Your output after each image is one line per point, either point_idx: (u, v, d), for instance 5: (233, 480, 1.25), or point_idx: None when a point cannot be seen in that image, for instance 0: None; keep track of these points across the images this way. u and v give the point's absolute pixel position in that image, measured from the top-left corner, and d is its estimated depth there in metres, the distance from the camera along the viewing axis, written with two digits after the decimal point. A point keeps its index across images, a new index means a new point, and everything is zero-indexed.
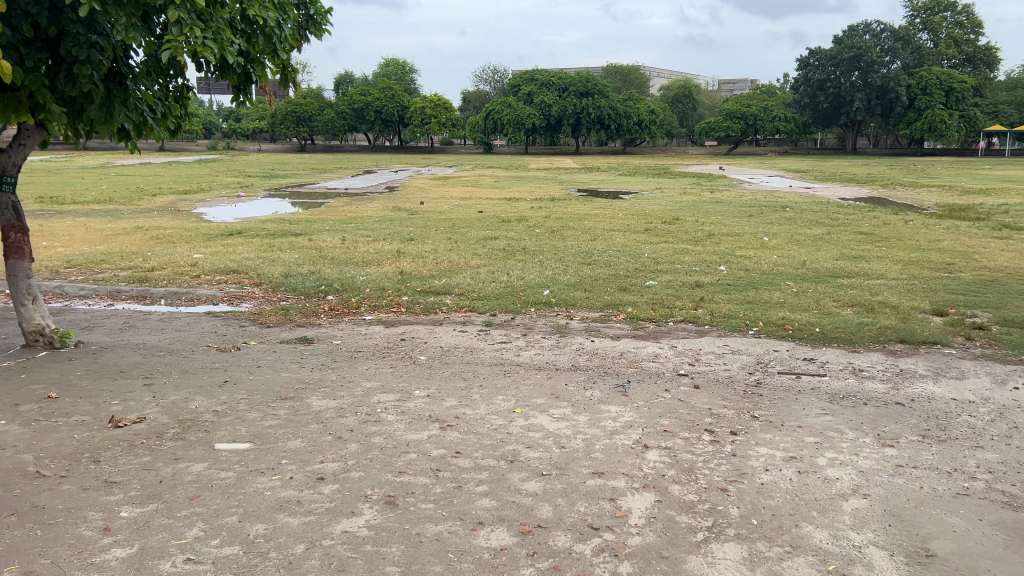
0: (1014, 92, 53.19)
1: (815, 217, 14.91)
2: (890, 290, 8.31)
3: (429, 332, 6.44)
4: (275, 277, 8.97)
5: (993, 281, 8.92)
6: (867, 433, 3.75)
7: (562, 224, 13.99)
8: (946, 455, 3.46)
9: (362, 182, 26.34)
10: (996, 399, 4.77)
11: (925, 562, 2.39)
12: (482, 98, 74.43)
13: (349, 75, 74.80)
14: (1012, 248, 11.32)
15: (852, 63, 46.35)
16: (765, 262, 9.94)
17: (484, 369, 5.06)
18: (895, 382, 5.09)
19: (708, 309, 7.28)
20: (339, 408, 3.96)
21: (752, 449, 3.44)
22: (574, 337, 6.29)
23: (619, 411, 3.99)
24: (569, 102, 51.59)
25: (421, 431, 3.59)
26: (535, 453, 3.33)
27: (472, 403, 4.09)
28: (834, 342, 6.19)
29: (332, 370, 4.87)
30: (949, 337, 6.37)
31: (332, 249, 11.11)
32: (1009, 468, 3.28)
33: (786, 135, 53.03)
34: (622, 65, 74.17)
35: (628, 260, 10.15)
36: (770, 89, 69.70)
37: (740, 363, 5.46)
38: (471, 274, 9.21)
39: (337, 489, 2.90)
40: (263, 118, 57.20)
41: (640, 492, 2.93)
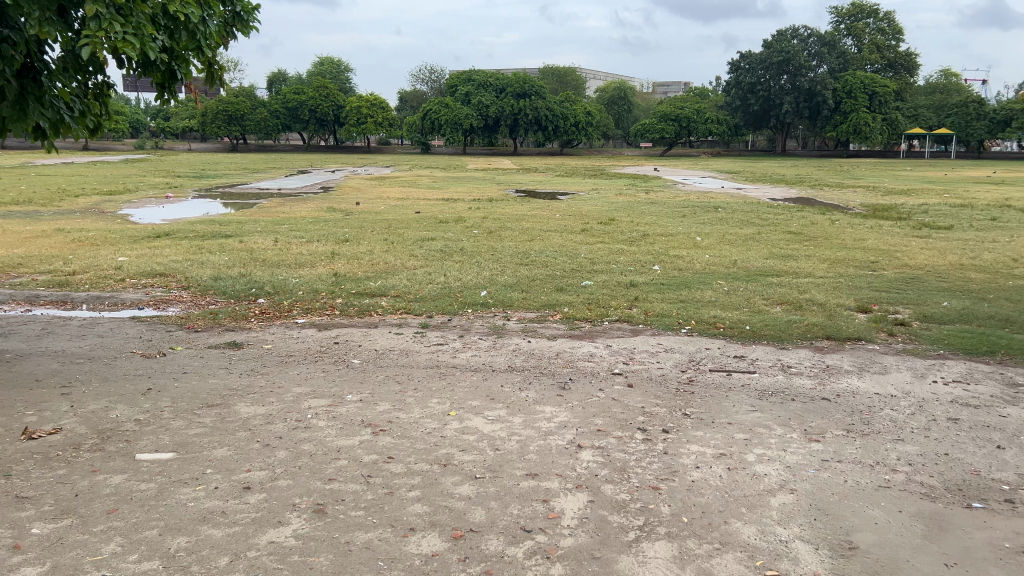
0: (932, 97, 55.41)
1: (746, 217, 15.24)
2: (818, 288, 8.55)
3: (363, 334, 6.36)
4: (204, 280, 8.74)
5: (914, 278, 9.26)
6: (794, 429, 3.83)
7: (499, 225, 14.00)
8: (868, 449, 3.57)
9: (296, 182, 25.92)
10: (917, 392, 4.94)
11: (848, 554, 2.44)
12: (419, 98, 74.00)
13: (283, 73, 73.51)
14: (932, 246, 11.76)
15: (781, 66, 47.58)
16: (698, 262, 10.11)
17: (419, 372, 5.02)
18: (821, 378, 5.23)
19: (642, 308, 7.37)
20: (268, 414, 3.87)
21: (683, 446, 3.48)
22: (510, 337, 6.29)
23: (554, 411, 3.99)
24: (506, 103, 51.70)
25: (353, 436, 3.53)
26: (469, 456, 3.30)
27: (406, 406, 4.04)
28: (764, 339, 6.33)
29: (262, 376, 4.76)
30: (872, 334, 6.59)
31: (264, 251, 10.88)
32: (927, 461, 3.40)
33: (719, 137, 54.14)
34: (559, 67, 74.68)
35: (564, 260, 10.20)
36: (702, 91, 71.09)
37: (674, 362, 5.54)
38: (407, 275, 9.14)
39: (265, 498, 2.83)
40: (193, 117, 55.80)
41: (573, 492, 2.93)
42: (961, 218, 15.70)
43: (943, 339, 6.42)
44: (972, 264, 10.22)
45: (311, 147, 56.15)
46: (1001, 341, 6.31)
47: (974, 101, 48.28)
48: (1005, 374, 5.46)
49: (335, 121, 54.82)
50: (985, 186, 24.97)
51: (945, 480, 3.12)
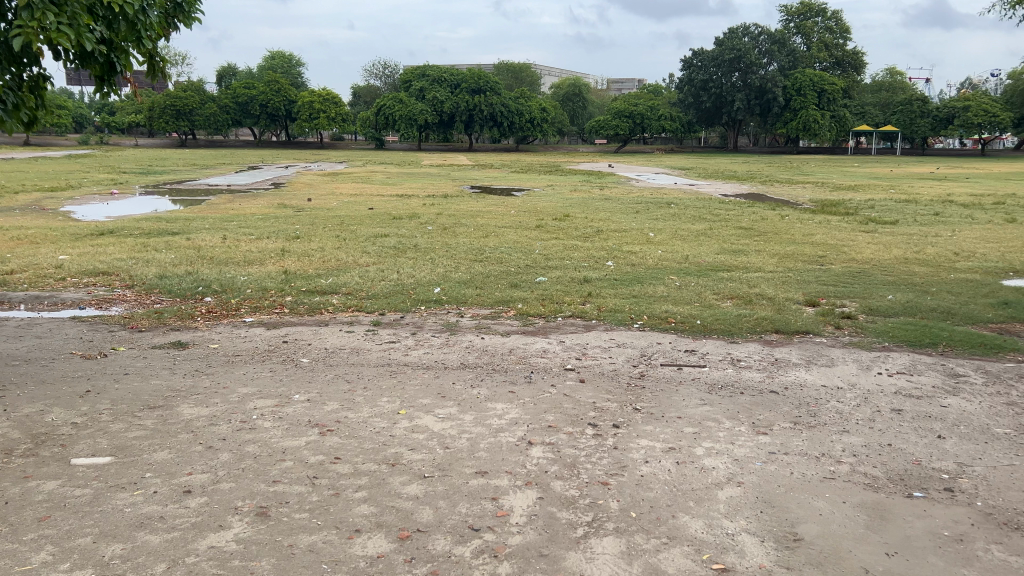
0: (878, 95, 56.72)
1: (699, 213, 15.40)
2: (767, 283, 8.67)
3: (313, 333, 6.26)
4: (149, 278, 8.53)
5: (860, 272, 9.45)
6: (742, 422, 3.87)
7: (453, 221, 13.93)
8: (814, 441, 3.61)
9: (247, 178, 25.49)
10: (862, 384, 5.04)
11: (793, 546, 2.46)
12: (373, 93, 73.33)
13: (233, 67, 72.21)
14: (878, 241, 12.02)
15: (733, 64, 48.19)
16: (651, 257, 10.19)
17: (369, 370, 4.95)
18: (770, 371, 5.30)
19: (595, 304, 7.39)
20: (212, 416, 3.79)
21: (633, 441, 3.49)
22: (463, 334, 6.26)
23: (504, 408, 3.97)
24: (461, 99, 51.53)
25: (300, 437, 3.46)
26: (418, 455, 3.26)
27: (355, 405, 3.98)
28: (714, 333, 6.39)
29: (207, 377, 4.66)
30: (820, 327, 6.70)
31: (212, 248, 10.66)
32: (871, 451, 3.45)
33: (672, 134, 54.70)
34: (514, 63, 74.66)
35: (518, 256, 10.19)
36: (655, 88, 71.69)
37: (625, 356, 5.56)
38: (359, 272, 9.03)
39: (205, 502, 2.75)
40: (140, 112, 54.52)
41: (522, 489, 2.91)
42: (905, 213, 16.09)
43: (888, 332, 6.56)
44: (916, 258, 10.48)
45: (262, 143, 55.29)
46: (943, 333, 6.47)
47: (918, 99, 49.55)
48: (947, 365, 5.60)
49: (287, 116, 54.04)
50: (928, 181, 25.64)
51: (888, 470, 3.17)
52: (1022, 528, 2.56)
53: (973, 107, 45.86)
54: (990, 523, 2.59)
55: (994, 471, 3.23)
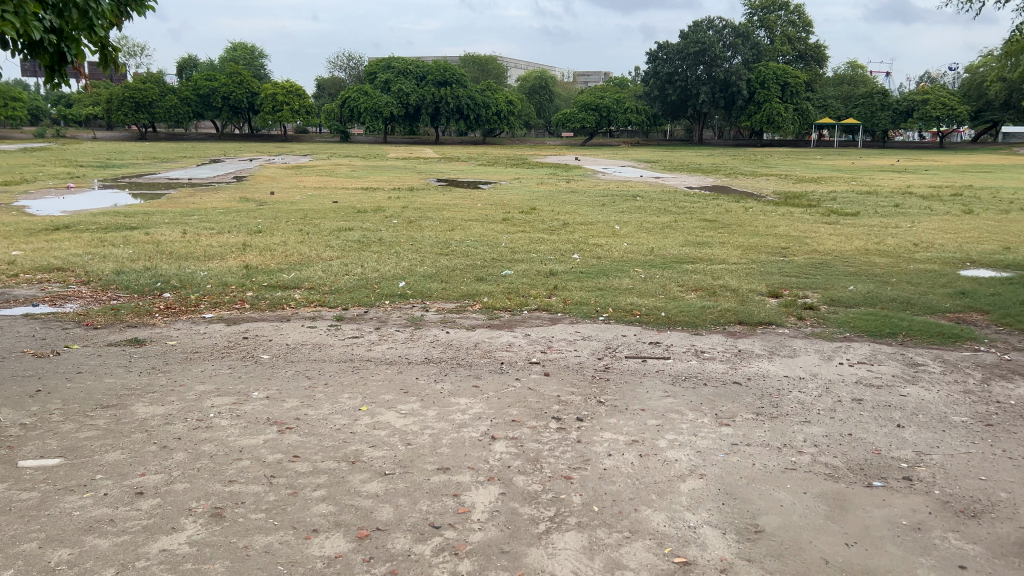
0: (840, 89, 57.48)
1: (664, 205, 15.47)
2: (731, 275, 8.73)
3: (274, 329, 6.17)
4: (106, 274, 8.35)
5: (822, 263, 9.56)
6: (705, 414, 3.88)
7: (419, 214, 13.83)
8: (776, 432, 3.63)
9: (208, 172, 25.07)
10: (824, 375, 5.09)
11: (754, 538, 2.46)
12: (338, 85, 72.60)
13: (194, 58, 71.00)
14: (840, 232, 12.17)
15: (698, 57, 48.46)
16: (616, 250, 10.21)
17: (331, 366, 4.88)
18: (733, 362, 5.33)
19: (561, 297, 7.38)
20: (167, 415, 3.70)
21: (596, 434, 3.47)
22: (427, 328, 6.20)
23: (468, 402, 3.93)
24: (427, 91, 51.19)
25: (257, 436, 3.39)
26: (379, 451, 3.21)
27: (315, 402, 3.92)
28: (678, 325, 6.42)
29: (163, 374, 4.55)
30: (782, 318, 6.76)
31: (172, 243, 10.46)
32: (832, 442, 3.47)
33: (638, 127, 54.92)
34: (480, 56, 74.36)
35: (484, 249, 10.14)
36: (621, 81, 71.94)
37: (590, 349, 5.55)
38: (323, 267, 8.93)
39: (158, 504, 2.68)
40: (98, 104, 53.38)
41: (484, 485, 2.88)
42: (866, 204, 16.32)
43: (849, 322, 6.63)
44: (877, 249, 10.63)
45: (225, 136, 54.47)
46: (902, 323, 6.56)
47: (878, 92, 50.31)
48: (906, 355, 5.67)
49: (250, 108, 53.30)
50: (889, 174, 26.07)
51: (849, 460, 3.19)
52: (978, 515, 2.58)
53: (932, 101, 46.69)
54: (948, 511, 2.61)
55: (951, 459, 3.26)
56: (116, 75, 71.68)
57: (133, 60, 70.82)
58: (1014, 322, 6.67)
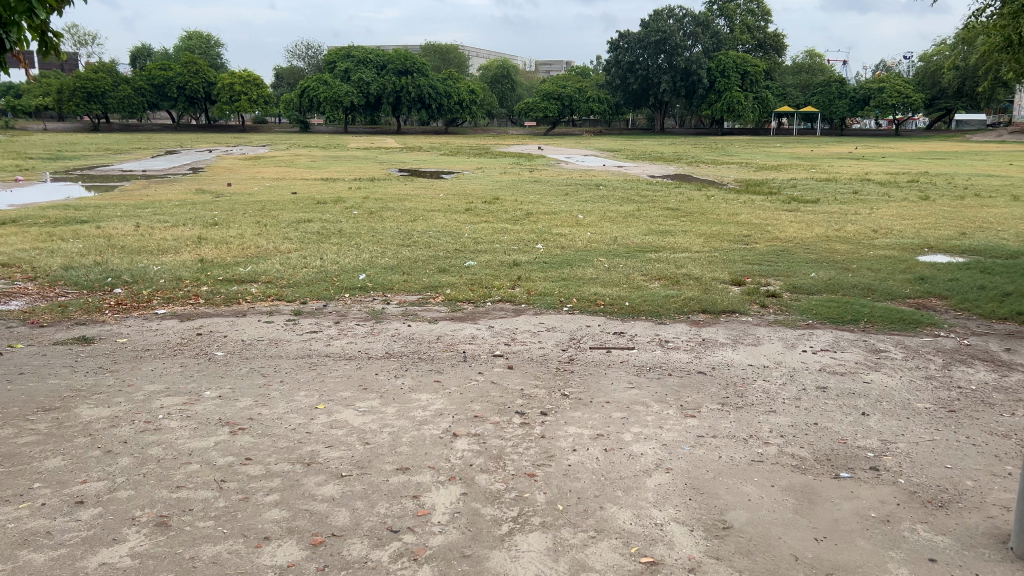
0: (799, 77, 58.14)
1: (627, 194, 15.46)
2: (694, 263, 8.71)
3: (230, 325, 6.00)
4: (54, 270, 8.06)
5: (784, 250, 9.60)
6: (671, 405, 3.81)
7: (380, 205, 13.64)
8: (743, 422, 3.58)
9: (163, 164, 24.50)
10: (788, 363, 5.07)
11: (722, 535, 2.40)
12: (296, 75, 71.53)
13: (147, 47, 69.37)
14: (801, 220, 12.26)
15: (659, 46, 48.61)
16: (580, 239, 10.15)
17: (287, 363, 4.74)
18: (697, 352, 5.29)
19: (524, 288, 7.29)
20: (114, 417, 3.54)
21: (561, 429, 3.39)
22: (388, 322, 6.07)
23: (429, 398, 3.83)
24: (388, 80, 50.62)
25: (208, 438, 3.25)
26: (336, 452, 3.10)
27: (270, 401, 3.78)
28: (642, 315, 6.37)
29: (111, 374, 4.37)
30: (746, 306, 6.75)
31: (124, 237, 10.16)
32: (799, 432, 3.43)
33: (600, 116, 54.98)
34: (441, 45, 73.85)
35: (447, 240, 10.02)
36: (583, 70, 71.90)
37: (554, 340, 5.47)
38: (281, 260, 8.73)
39: (99, 514, 2.54)
40: (48, 95, 51.94)
41: (445, 485, 2.78)
42: (825, 191, 16.50)
43: (812, 310, 6.64)
44: (837, 236, 10.72)
45: (181, 127, 53.35)
46: (864, 309, 6.59)
47: (836, 81, 50.98)
48: (868, 341, 5.69)
49: (207, 98, 52.28)
50: (847, 161, 26.41)
51: (815, 450, 3.14)
52: (946, 505, 2.54)
53: (888, 89, 47.41)
54: (916, 501, 2.57)
55: (917, 448, 3.24)
56: (67, 64, 69.71)
57: (84, 50, 68.91)
58: (972, 306, 6.73)
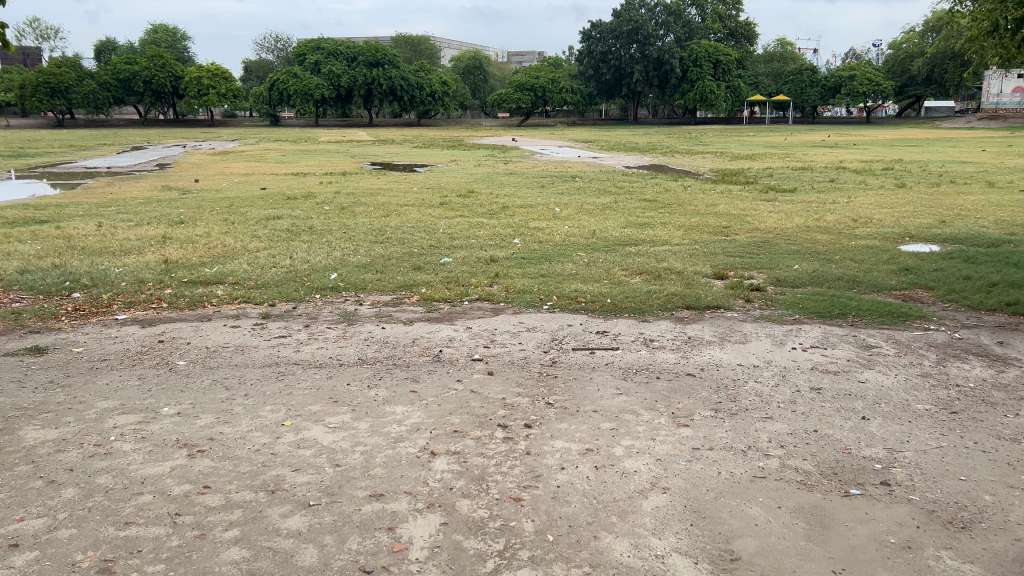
0: (770, 66, 58.35)
1: (603, 186, 15.27)
2: (675, 256, 8.52)
3: (193, 330, 5.70)
4: (9, 274, 7.69)
5: (765, 242, 9.44)
6: (661, 413, 3.59)
7: (352, 200, 13.32)
8: (739, 431, 3.37)
9: (129, 160, 23.89)
10: (778, 361, 4.88)
11: (730, 568, 2.20)
12: (265, 67, 70.47)
13: (112, 41, 67.95)
14: (779, 209, 12.14)
15: (631, 36, 48.35)
16: (558, 233, 9.93)
17: (253, 372, 4.46)
18: (684, 351, 5.09)
19: (503, 285, 7.04)
20: (60, 439, 3.25)
21: (547, 444, 3.15)
22: (361, 324, 5.80)
23: (405, 411, 3.58)
24: (359, 72, 49.98)
25: (162, 463, 2.97)
26: (304, 477, 2.84)
27: (233, 418, 3.50)
28: (624, 312, 6.16)
29: (61, 389, 4.07)
30: (731, 300, 6.56)
31: (84, 237, 9.77)
32: (800, 441, 3.23)
33: (573, 106, 54.77)
34: (412, 36, 73.23)
35: (421, 236, 9.75)
36: (555, 61, 71.55)
37: (535, 342, 5.24)
38: (249, 259, 8.41)
39: (35, 559, 2.28)
40: (10, 91, 50.65)
41: (424, 513, 2.54)
42: (802, 181, 16.40)
43: (798, 304, 6.46)
44: (818, 226, 10.59)
45: (148, 122, 52.32)
46: (850, 303, 6.43)
47: (807, 69, 51.23)
48: (858, 337, 5.52)
49: (174, 93, 51.31)
50: (820, 149, 26.43)
51: (819, 463, 2.94)
52: (969, 526, 2.37)
53: (858, 77, 47.65)
54: (935, 523, 2.39)
55: (924, 456, 3.05)
56: (29, 58, 67.94)
57: (46, 44, 67.29)
58: (959, 298, 6.60)
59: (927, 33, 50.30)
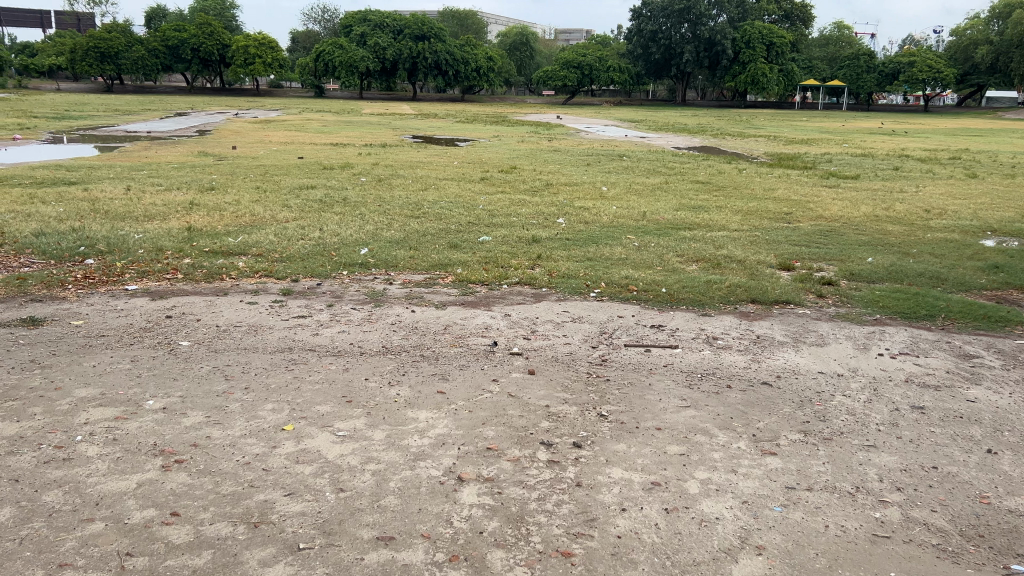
0: (827, 50, 56.36)
1: (653, 166, 14.52)
2: (734, 243, 7.80)
3: (206, 305, 5.17)
4: (25, 236, 7.27)
5: (832, 231, 8.66)
6: (740, 436, 2.94)
7: (390, 172, 12.76)
8: (839, 464, 2.73)
9: (170, 125, 23.44)
10: (866, 371, 4.19)
11: None
12: (313, 39, 70.26)
13: (163, 8, 67.99)
14: (843, 197, 11.28)
15: (682, 15, 46.98)
16: (605, 213, 9.28)
17: (262, 359, 3.90)
18: (754, 353, 4.42)
19: (546, 268, 6.42)
20: (19, 438, 2.72)
21: (603, 472, 2.54)
22: (390, 306, 5.21)
23: (429, 419, 2.97)
24: (404, 45, 49.37)
25: (128, 477, 2.42)
26: (298, 505, 2.27)
27: (226, 419, 2.93)
28: (681, 303, 5.51)
29: (40, 372, 3.54)
30: (801, 296, 5.86)
31: (109, 201, 9.35)
32: (921, 482, 2.59)
33: (620, 85, 53.43)
34: (459, 11, 72.42)
35: (460, 212, 9.15)
36: (603, 37, 69.98)
37: (582, 335, 4.61)
38: (277, 229, 7.91)
39: None
40: (62, 55, 50.93)
41: (444, 569, 1.99)
42: (864, 167, 15.45)
43: (877, 301, 5.74)
44: (887, 216, 9.75)
45: (194, 90, 52.15)
46: (938, 303, 5.68)
47: (864, 54, 49.32)
48: (953, 343, 4.81)
49: (221, 61, 51.04)
50: (879, 135, 25.24)
51: (953, 518, 2.32)
52: None
53: (918, 63, 45.77)
54: None
55: None
56: (81, 22, 68.09)
57: (98, 8, 67.46)
58: None
59: (992, 19, 48.22)
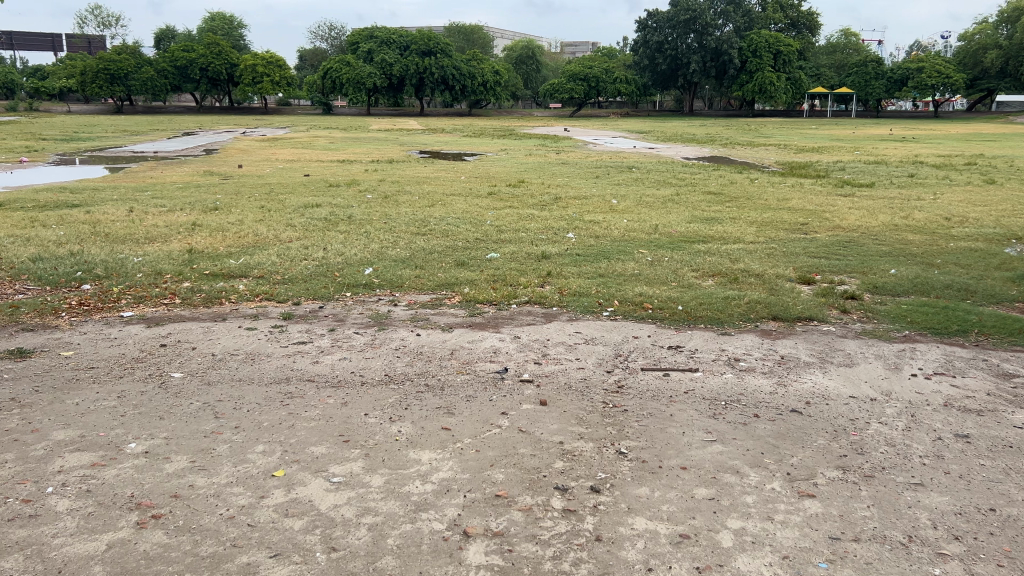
0: (835, 57, 56.02)
1: (663, 177, 14.26)
2: (751, 256, 7.53)
3: (202, 332, 4.95)
4: (21, 261, 7.08)
5: (850, 241, 8.38)
6: (774, 474, 2.68)
7: (396, 188, 12.54)
8: (885, 506, 2.48)
9: (177, 145, 23.36)
10: (901, 394, 3.91)
11: None
12: (320, 56, 70.48)
13: (172, 29, 68.38)
14: (860, 206, 10.98)
15: (688, 25, 46.76)
16: (616, 227, 9.03)
17: (256, 391, 3.68)
18: (780, 375, 4.15)
19: (556, 286, 6.18)
20: None
21: (625, 521, 2.30)
22: (394, 329, 4.98)
23: (433, 461, 2.73)
24: (410, 61, 49.37)
25: (99, 536, 2.19)
26: (285, 570, 2.04)
27: (211, 465, 2.69)
28: (700, 322, 5.25)
29: (19, 411, 3.32)
30: (824, 312, 5.59)
31: (111, 223, 9.17)
32: (980, 528, 2.33)
33: (627, 97, 53.20)
34: (465, 26, 72.54)
35: (467, 227, 8.93)
36: (609, 49, 69.94)
37: (595, 359, 4.35)
38: (279, 249, 7.71)
39: None
40: (72, 77, 51.16)
41: None
42: (879, 174, 15.14)
43: (904, 316, 5.46)
44: (907, 225, 9.45)
45: (203, 109, 52.26)
46: (970, 317, 5.39)
47: (872, 60, 48.93)
48: (990, 361, 4.52)
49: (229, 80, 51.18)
50: (891, 142, 24.91)
51: None
52: None
53: (927, 69, 45.35)
54: None
55: None
56: (91, 44, 68.51)
57: (107, 30, 67.84)
58: None
59: (1001, 24, 47.75)
